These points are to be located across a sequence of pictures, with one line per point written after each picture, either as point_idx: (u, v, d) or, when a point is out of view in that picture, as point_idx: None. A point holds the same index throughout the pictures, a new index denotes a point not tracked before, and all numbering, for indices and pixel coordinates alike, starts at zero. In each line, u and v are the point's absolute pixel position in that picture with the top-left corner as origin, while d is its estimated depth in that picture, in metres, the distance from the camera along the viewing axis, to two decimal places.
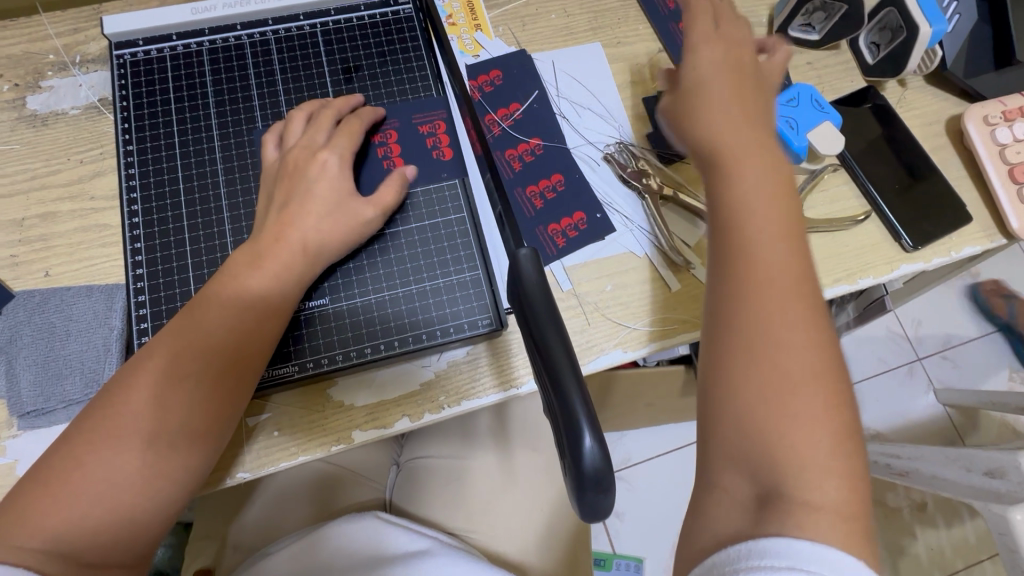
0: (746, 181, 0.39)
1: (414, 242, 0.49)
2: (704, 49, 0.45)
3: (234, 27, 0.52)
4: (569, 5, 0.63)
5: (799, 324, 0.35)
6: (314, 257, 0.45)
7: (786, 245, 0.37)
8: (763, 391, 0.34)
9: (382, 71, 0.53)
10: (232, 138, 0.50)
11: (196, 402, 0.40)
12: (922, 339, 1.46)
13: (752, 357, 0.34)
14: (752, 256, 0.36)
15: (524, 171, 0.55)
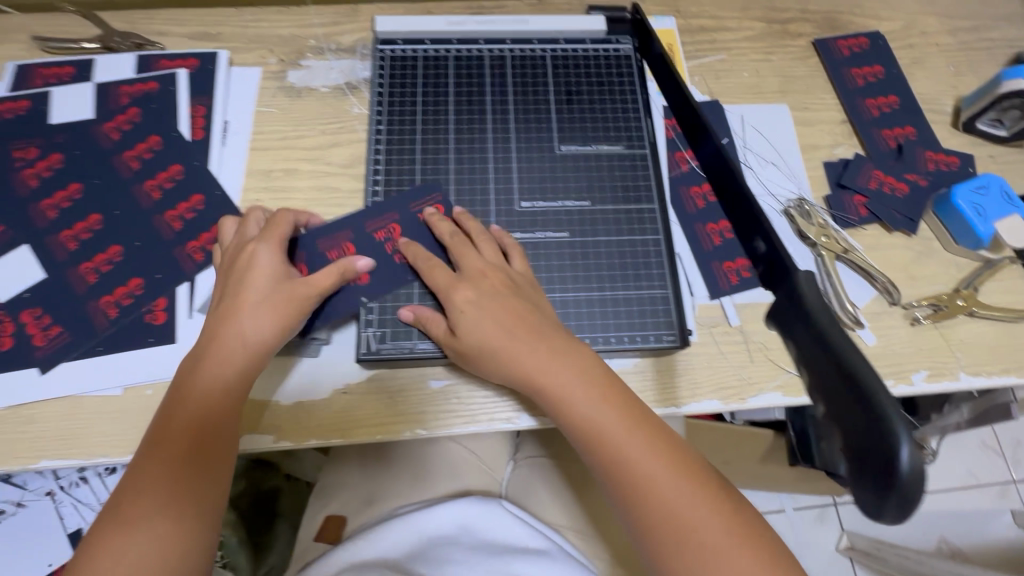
0: (540, 363, 0.44)
1: (609, 252, 0.52)
2: (440, 279, 0.48)
3: (478, 41, 0.60)
4: (761, 67, 0.68)
5: (643, 450, 0.42)
6: (253, 351, 0.46)
7: (599, 393, 0.44)
8: (670, 525, 0.39)
9: (599, 98, 0.58)
10: (464, 134, 0.56)
11: (168, 463, 0.41)
12: (1019, 462, 1.37)
13: (644, 504, 0.40)
14: (586, 421, 0.43)
15: (709, 208, 0.58)
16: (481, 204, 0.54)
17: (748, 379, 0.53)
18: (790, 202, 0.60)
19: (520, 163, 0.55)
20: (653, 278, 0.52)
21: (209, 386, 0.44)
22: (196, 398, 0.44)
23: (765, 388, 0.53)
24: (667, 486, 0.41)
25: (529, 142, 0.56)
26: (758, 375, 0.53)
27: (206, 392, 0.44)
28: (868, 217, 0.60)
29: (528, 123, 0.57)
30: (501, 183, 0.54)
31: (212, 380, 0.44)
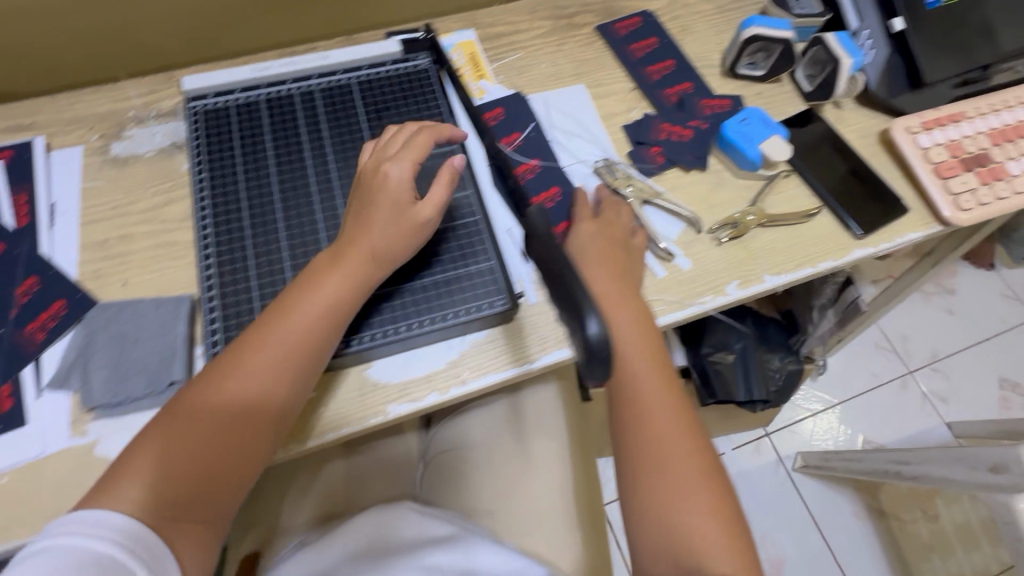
0: (626, 343, 0.54)
1: (456, 236, 0.59)
2: (585, 226, 0.60)
3: (286, 82, 0.65)
4: (556, 57, 0.76)
5: (677, 431, 0.52)
6: (366, 270, 0.53)
7: (661, 378, 0.54)
8: (662, 491, 0.50)
9: (406, 110, 0.65)
10: (285, 165, 0.60)
11: (211, 432, 0.47)
12: (910, 353, 1.52)
13: (650, 471, 0.50)
14: (642, 400, 0.53)
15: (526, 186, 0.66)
16: (310, 223, 0.58)
17: None
18: (597, 164, 0.68)
19: (342, 181, 0.60)
20: (478, 254, 0.59)
21: (245, 390, 0.48)
22: (247, 376, 0.49)
23: None
24: (681, 460, 0.51)
25: (348, 161, 0.61)
26: None
27: (229, 396, 0.48)
28: (664, 163, 0.69)
29: (344, 144, 0.62)
30: (326, 201, 0.59)
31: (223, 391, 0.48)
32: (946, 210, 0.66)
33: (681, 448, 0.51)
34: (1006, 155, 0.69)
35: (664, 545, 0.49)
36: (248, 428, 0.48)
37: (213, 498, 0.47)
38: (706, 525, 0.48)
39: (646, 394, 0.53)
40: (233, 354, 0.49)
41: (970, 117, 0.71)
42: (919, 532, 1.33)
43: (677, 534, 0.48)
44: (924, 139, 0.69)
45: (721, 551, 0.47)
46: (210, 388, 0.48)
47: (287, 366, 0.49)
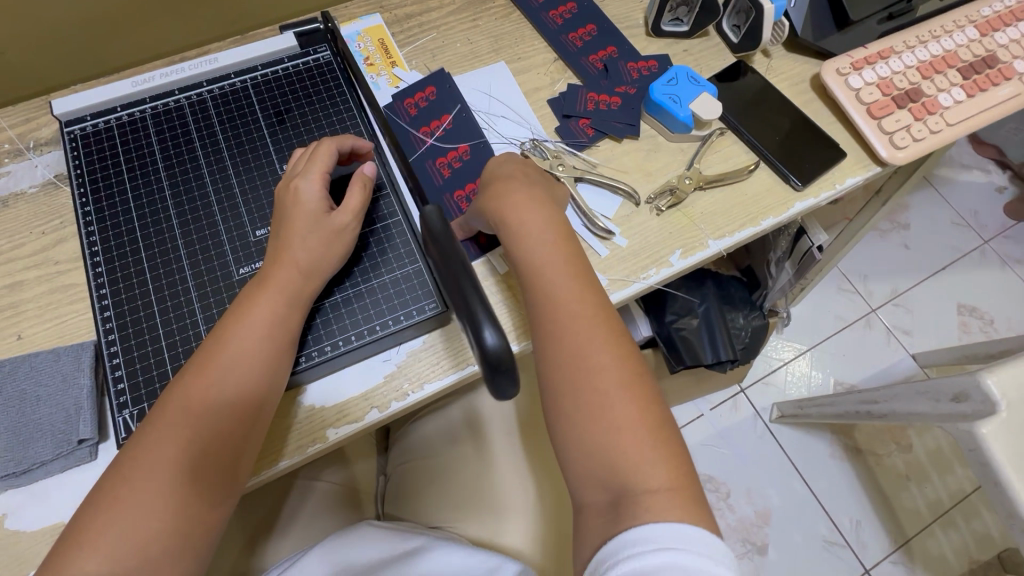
0: (535, 252, 0.49)
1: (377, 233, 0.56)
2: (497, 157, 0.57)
3: (172, 92, 0.59)
4: (471, 34, 0.72)
5: (598, 344, 0.45)
6: (308, 275, 0.50)
7: (579, 288, 0.48)
8: (588, 409, 0.44)
9: (310, 109, 0.60)
10: (181, 185, 0.55)
11: (191, 436, 0.44)
12: (872, 292, 1.55)
13: (571, 387, 0.45)
14: (557, 308, 0.47)
15: (451, 176, 0.62)
16: (215, 246, 0.53)
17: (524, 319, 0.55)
18: (526, 144, 0.64)
19: (246, 195, 0.55)
20: (403, 258, 0.55)
21: (226, 392, 0.45)
22: (223, 374, 0.46)
23: None
24: (604, 378, 0.44)
25: (250, 172, 0.56)
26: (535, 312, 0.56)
27: (209, 398, 0.45)
28: (595, 135, 0.65)
29: (245, 155, 0.57)
30: (230, 220, 0.54)
31: (186, 415, 0.44)
32: (882, 150, 0.65)
33: (602, 363, 0.45)
34: (937, 86, 0.68)
35: (595, 468, 0.42)
36: (220, 450, 0.45)
37: (211, 489, 0.44)
38: (639, 440, 0.42)
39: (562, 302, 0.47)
40: (187, 380, 0.46)
41: (899, 51, 0.69)
42: (894, 464, 1.37)
43: (608, 456, 0.42)
44: (855, 80, 0.67)
45: (656, 472, 0.41)
46: (175, 411, 0.44)
47: (238, 390, 0.46)
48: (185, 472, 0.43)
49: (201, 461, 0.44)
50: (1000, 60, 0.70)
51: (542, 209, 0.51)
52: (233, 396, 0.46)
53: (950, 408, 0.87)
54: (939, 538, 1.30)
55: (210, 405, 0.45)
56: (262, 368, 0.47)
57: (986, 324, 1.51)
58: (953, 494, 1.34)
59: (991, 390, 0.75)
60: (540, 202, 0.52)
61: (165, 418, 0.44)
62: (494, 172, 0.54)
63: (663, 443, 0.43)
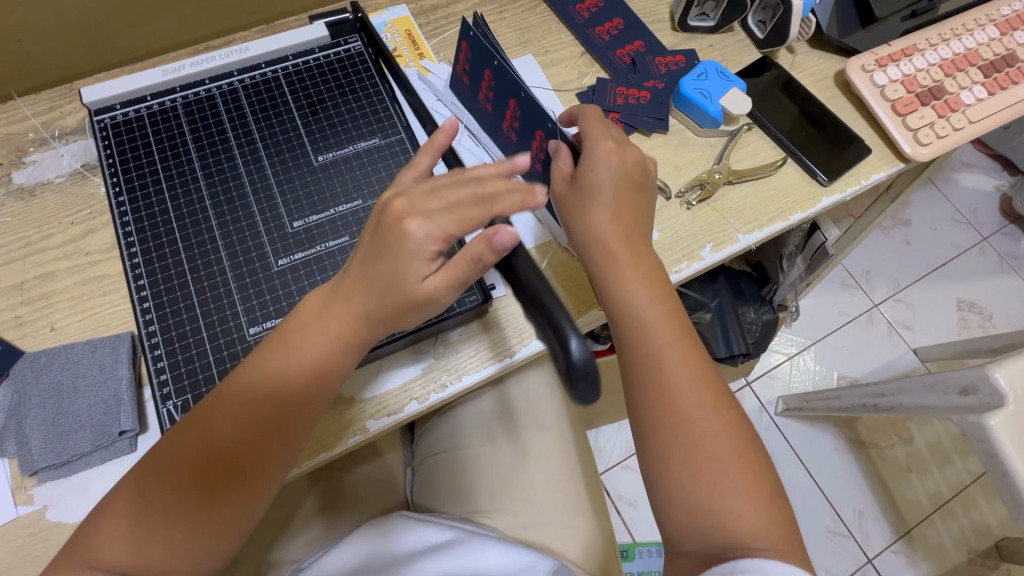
0: (634, 297, 0.46)
1: None
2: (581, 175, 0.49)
3: (203, 82, 0.58)
4: (498, 26, 0.71)
5: (696, 397, 0.44)
6: None
7: (675, 338, 0.46)
8: (691, 467, 0.42)
9: (343, 100, 0.59)
10: (216, 176, 0.55)
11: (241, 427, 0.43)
12: (874, 287, 1.57)
13: (675, 447, 0.43)
14: (658, 360, 0.45)
15: (520, 138, 0.58)
16: (252, 237, 0.53)
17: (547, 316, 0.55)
18: None
19: (282, 187, 0.55)
20: None
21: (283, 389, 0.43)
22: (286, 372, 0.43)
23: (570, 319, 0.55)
24: (708, 435, 0.43)
25: (285, 163, 0.56)
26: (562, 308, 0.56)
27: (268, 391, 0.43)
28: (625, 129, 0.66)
29: (279, 146, 0.57)
30: (267, 212, 0.54)
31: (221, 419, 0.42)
32: (907, 147, 0.66)
33: (702, 416, 0.44)
34: (959, 84, 0.69)
35: (695, 525, 0.42)
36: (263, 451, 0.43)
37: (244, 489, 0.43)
38: (738, 493, 0.42)
39: (663, 355, 0.45)
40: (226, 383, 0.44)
41: (922, 49, 0.70)
42: (896, 456, 1.39)
43: (705, 513, 0.42)
44: (880, 77, 0.68)
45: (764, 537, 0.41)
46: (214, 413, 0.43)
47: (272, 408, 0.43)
48: (210, 476, 0.42)
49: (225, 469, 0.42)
50: (1019, 59, 0.71)
51: (632, 245, 0.48)
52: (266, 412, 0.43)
53: (958, 401, 0.89)
54: (938, 528, 1.33)
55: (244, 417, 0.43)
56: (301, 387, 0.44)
57: (984, 319, 1.55)
58: (952, 486, 1.37)
59: (999, 384, 0.77)
60: (631, 237, 0.48)
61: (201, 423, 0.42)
62: (580, 197, 0.49)
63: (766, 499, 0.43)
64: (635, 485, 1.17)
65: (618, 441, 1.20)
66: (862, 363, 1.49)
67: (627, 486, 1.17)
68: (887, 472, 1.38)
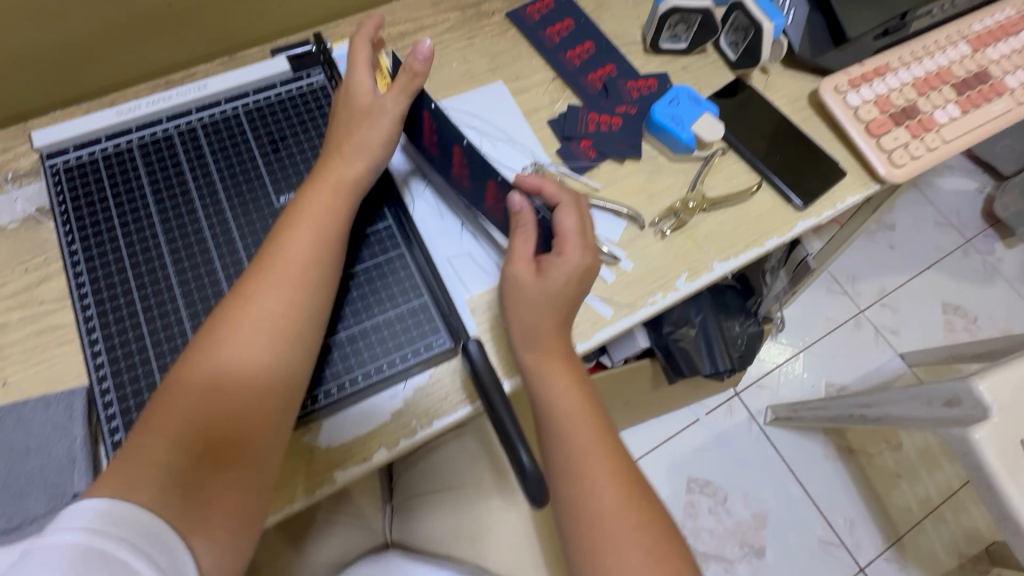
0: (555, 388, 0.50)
1: (380, 270, 0.55)
2: (520, 268, 0.52)
3: (161, 121, 0.57)
4: (467, 52, 0.70)
5: (612, 487, 0.48)
6: (315, 311, 0.48)
7: (594, 430, 0.50)
8: (615, 550, 0.45)
9: (306, 137, 0.58)
10: (173, 221, 0.53)
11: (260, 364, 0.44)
12: (860, 292, 1.57)
13: (586, 526, 0.47)
14: (577, 451, 0.49)
15: (473, 185, 0.55)
16: (211, 284, 0.51)
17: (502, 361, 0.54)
18: (528, 170, 0.64)
19: (242, 229, 0.53)
20: (407, 292, 0.54)
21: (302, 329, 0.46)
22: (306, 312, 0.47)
23: None
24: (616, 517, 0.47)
25: (245, 205, 0.54)
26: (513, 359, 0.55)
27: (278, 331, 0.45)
28: (597, 157, 0.65)
29: (239, 186, 0.55)
30: (227, 256, 0.52)
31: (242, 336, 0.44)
32: (881, 168, 0.65)
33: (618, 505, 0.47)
34: (932, 103, 0.68)
35: None
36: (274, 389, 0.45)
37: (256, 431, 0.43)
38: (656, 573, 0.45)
39: (582, 445, 0.49)
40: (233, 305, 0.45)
41: (895, 68, 0.70)
42: (885, 463, 1.39)
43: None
44: (853, 98, 0.68)
45: None
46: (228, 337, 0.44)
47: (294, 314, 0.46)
48: (241, 392, 0.43)
49: (258, 382, 0.44)
50: (992, 76, 0.70)
51: (561, 341, 0.52)
52: (290, 322, 0.46)
53: (943, 413, 0.88)
54: (929, 535, 1.33)
55: (269, 328, 0.45)
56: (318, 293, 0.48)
57: (970, 321, 1.55)
58: (942, 491, 1.37)
59: (982, 396, 0.75)
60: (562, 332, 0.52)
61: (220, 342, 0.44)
62: (518, 289, 0.52)
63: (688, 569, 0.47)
64: None
65: None
66: (850, 370, 1.49)
67: None
68: (878, 479, 1.38)
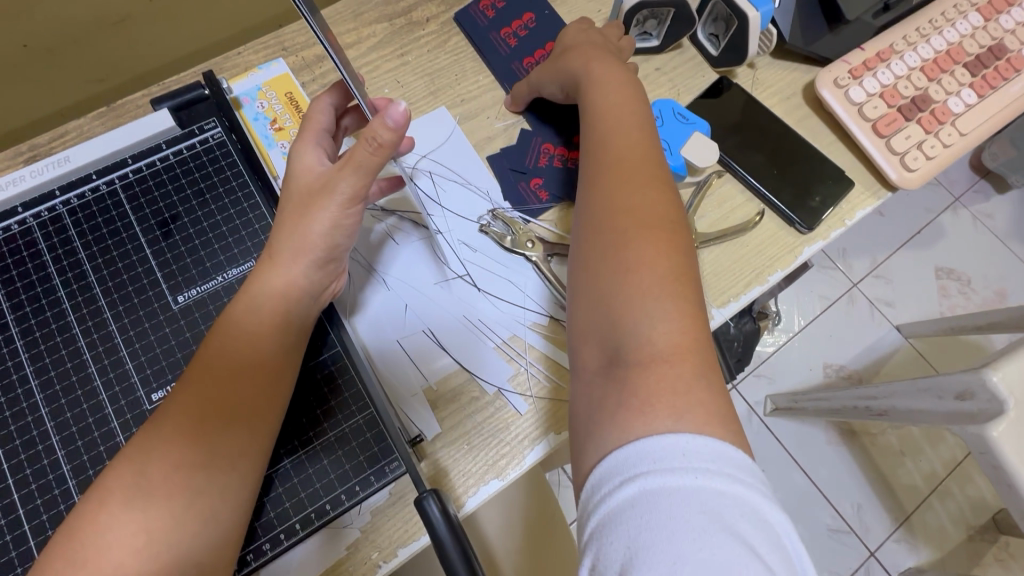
0: (609, 133, 0.45)
1: (317, 377, 0.45)
2: (572, 37, 0.55)
3: (16, 210, 0.45)
4: (401, 73, 0.58)
5: None
6: (216, 453, 0.35)
7: (658, 207, 0.40)
8: (623, 311, 0.36)
9: (205, 212, 0.47)
10: (41, 343, 0.42)
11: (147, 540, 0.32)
12: (852, 265, 1.51)
13: None
14: (603, 148, 0.44)
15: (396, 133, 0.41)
16: (99, 423, 0.40)
17: (476, 468, 0.45)
18: (486, 218, 0.53)
19: (132, 344, 0.42)
20: (350, 403, 0.44)
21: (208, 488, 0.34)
22: (214, 475, 0.35)
23: (506, 469, 0.46)
24: None
25: (134, 311, 0.43)
26: (488, 459, 0.46)
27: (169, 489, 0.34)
28: (551, 199, 0.54)
29: (124, 287, 0.44)
30: (116, 383, 0.41)
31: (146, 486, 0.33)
32: (893, 174, 0.56)
33: (647, 201, 0.40)
34: (945, 89, 0.59)
35: None
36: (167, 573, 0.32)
37: None
38: None
39: (621, 199, 0.40)
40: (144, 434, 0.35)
41: (900, 50, 0.60)
42: (889, 441, 1.36)
43: None
44: (857, 92, 0.58)
45: None
46: (128, 478, 0.34)
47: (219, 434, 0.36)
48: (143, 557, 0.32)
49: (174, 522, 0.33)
50: (1008, 49, 0.61)
51: (620, 99, 0.47)
52: (215, 452, 0.35)
53: (953, 409, 0.82)
54: (937, 509, 1.31)
55: (179, 478, 0.34)
56: (265, 394, 0.38)
57: (964, 284, 1.50)
58: (947, 464, 1.34)
59: (997, 389, 0.61)
60: (618, 91, 0.48)
61: (119, 470, 0.34)
62: (564, 65, 0.52)
63: (697, 388, 0.33)
64: None
65: None
66: (848, 346, 1.44)
67: None
68: (883, 458, 1.34)
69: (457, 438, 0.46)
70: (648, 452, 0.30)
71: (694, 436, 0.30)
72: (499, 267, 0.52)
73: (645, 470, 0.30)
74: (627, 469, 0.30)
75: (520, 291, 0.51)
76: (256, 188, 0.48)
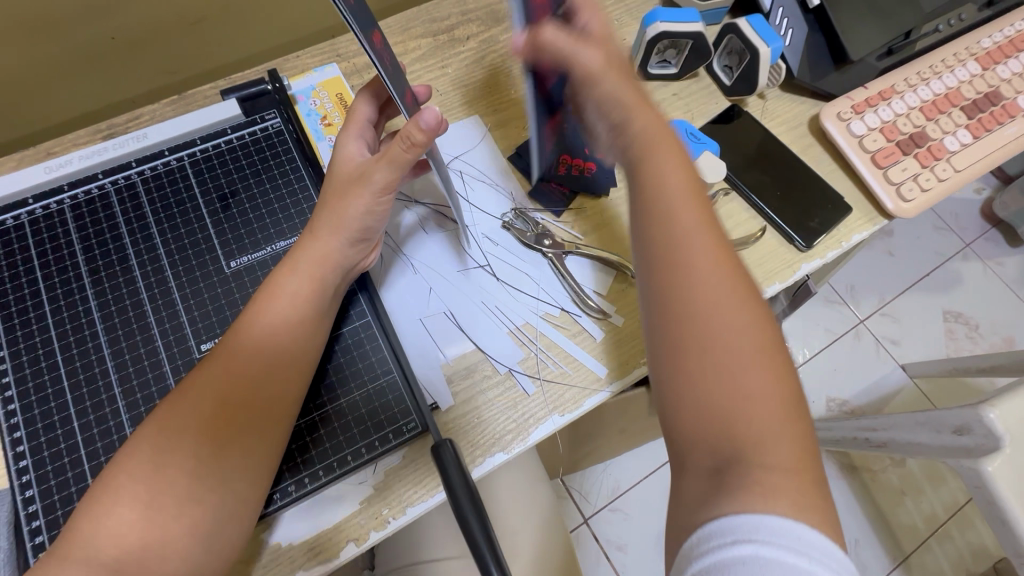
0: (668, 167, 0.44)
1: (347, 344, 0.49)
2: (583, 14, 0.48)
3: (96, 176, 0.51)
4: (440, 83, 0.64)
5: None
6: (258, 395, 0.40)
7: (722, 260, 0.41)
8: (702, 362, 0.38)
9: (259, 190, 0.52)
10: (108, 293, 0.47)
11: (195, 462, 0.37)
12: (859, 302, 1.53)
13: None
14: (663, 184, 0.43)
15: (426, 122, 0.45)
16: (153, 367, 0.45)
17: (483, 437, 0.49)
18: (509, 215, 0.58)
19: (187, 301, 0.48)
20: (375, 368, 0.49)
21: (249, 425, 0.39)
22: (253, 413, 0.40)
23: (511, 442, 0.49)
24: None
25: (191, 272, 0.49)
26: (495, 432, 0.50)
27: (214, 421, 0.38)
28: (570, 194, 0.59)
29: (184, 250, 0.49)
30: (171, 334, 0.46)
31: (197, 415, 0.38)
32: (889, 203, 0.61)
33: (706, 249, 0.41)
34: (942, 129, 0.64)
35: None
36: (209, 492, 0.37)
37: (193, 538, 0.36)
38: None
39: (689, 251, 0.41)
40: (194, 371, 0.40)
41: (901, 91, 0.65)
42: (889, 479, 1.36)
43: None
44: (858, 126, 0.63)
45: None
46: (181, 408, 0.38)
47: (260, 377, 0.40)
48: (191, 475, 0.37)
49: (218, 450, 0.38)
50: (1003, 96, 0.66)
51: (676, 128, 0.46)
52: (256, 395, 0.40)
53: (950, 442, 0.84)
54: (936, 552, 1.30)
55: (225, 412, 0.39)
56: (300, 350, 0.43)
57: (972, 329, 1.51)
58: (948, 507, 1.33)
59: (993, 425, 0.62)
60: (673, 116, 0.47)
61: (174, 400, 0.39)
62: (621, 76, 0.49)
63: (762, 409, 0.36)
64: (628, 527, 1.16)
65: (627, 470, 1.20)
66: (852, 381, 1.45)
67: (618, 529, 1.16)
68: (882, 496, 1.34)
69: (469, 412, 0.50)
70: (768, 524, 0.32)
71: (809, 530, 0.33)
72: (519, 260, 0.57)
73: (764, 537, 0.32)
74: (746, 532, 0.32)
75: (536, 283, 0.56)
76: (306, 173, 0.53)
